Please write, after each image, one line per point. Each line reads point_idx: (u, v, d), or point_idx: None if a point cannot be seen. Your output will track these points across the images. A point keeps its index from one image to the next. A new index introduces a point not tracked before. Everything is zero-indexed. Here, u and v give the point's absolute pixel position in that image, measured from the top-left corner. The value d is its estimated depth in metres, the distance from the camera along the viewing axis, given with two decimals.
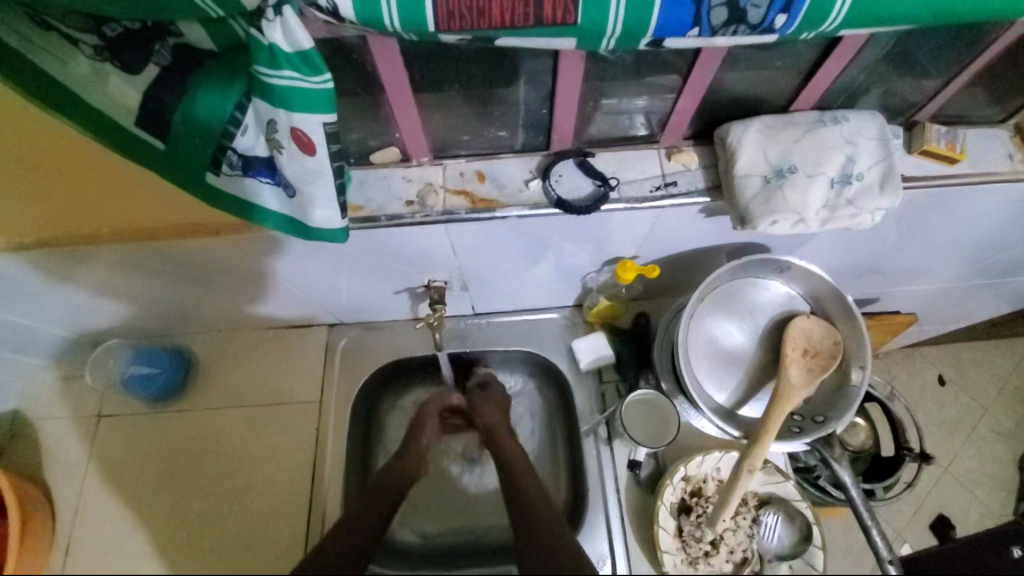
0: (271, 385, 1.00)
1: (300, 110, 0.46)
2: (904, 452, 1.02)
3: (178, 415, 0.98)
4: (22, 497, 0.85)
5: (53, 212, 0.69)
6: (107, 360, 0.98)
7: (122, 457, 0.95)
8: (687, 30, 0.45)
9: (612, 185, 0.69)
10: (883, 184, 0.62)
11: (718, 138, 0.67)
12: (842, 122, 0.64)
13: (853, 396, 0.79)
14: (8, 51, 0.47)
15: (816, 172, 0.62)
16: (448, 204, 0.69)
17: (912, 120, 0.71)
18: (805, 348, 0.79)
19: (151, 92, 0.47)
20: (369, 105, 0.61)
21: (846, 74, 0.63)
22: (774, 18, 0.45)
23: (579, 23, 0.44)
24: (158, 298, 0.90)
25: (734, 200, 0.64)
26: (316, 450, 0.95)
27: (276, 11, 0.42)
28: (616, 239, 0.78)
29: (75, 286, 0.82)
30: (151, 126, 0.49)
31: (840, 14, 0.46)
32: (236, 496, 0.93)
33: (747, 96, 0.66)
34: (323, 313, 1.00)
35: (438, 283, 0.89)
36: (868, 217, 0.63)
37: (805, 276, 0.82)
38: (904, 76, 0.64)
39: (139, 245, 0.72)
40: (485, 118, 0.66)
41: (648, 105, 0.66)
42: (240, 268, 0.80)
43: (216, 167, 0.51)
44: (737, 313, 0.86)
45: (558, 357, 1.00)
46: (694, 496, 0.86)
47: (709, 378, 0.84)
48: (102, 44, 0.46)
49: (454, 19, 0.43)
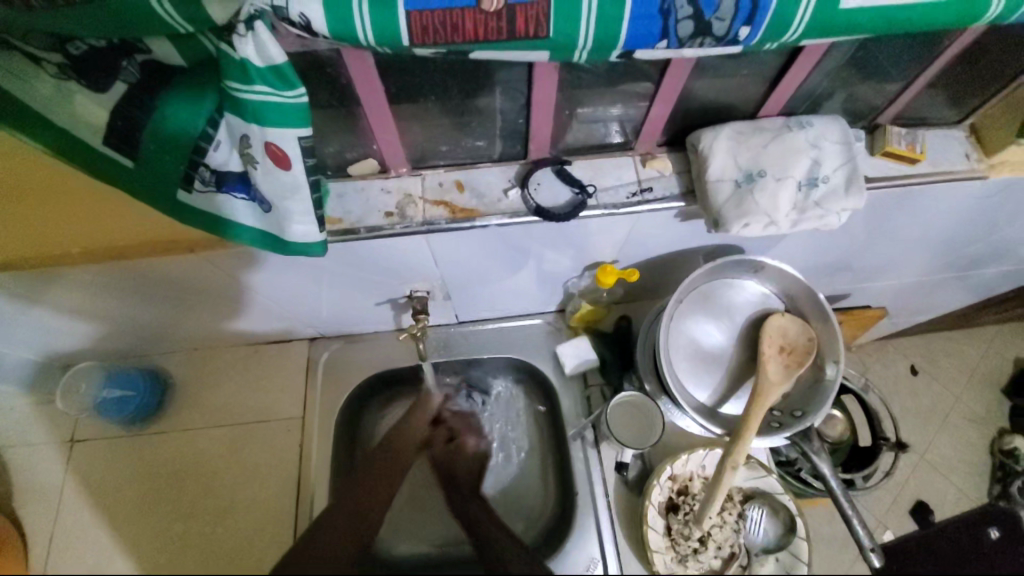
0: (251, 403, 0.99)
1: (273, 125, 0.45)
2: (881, 443, 1.06)
3: (159, 435, 0.97)
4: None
5: (20, 235, 0.67)
6: (80, 385, 0.95)
7: (98, 482, 0.92)
8: (656, 42, 0.46)
9: (590, 193, 0.70)
10: (848, 185, 0.64)
11: (690, 145, 0.69)
12: (807, 126, 0.66)
13: (828, 391, 0.81)
14: None
15: (784, 176, 0.64)
16: (428, 215, 0.69)
17: (873, 123, 0.74)
18: (781, 345, 0.81)
19: (119, 110, 0.46)
20: (346, 119, 0.61)
21: (810, 81, 0.65)
22: (738, 30, 0.46)
23: (551, 36, 0.44)
24: (135, 319, 0.88)
25: (709, 204, 0.66)
26: (300, 465, 0.94)
27: (248, 26, 0.41)
28: (596, 245, 0.79)
29: (46, 307, 0.79)
30: (120, 145, 0.48)
31: (801, 25, 0.47)
32: (217, 520, 0.91)
33: (718, 103, 0.68)
34: (305, 327, 0.99)
35: (420, 293, 0.89)
36: (834, 218, 0.65)
37: (778, 276, 0.84)
38: (864, 81, 0.67)
39: (109, 264, 0.69)
40: (463, 128, 0.67)
41: (622, 113, 0.68)
42: (221, 285, 0.80)
43: (187, 184, 0.50)
44: (715, 313, 0.87)
45: (543, 362, 1.01)
46: (681, 495, 0.88)
47: (690, 378, 0.86)
48: (67, 63, 0.45)
49: (428, 33, 0.43)
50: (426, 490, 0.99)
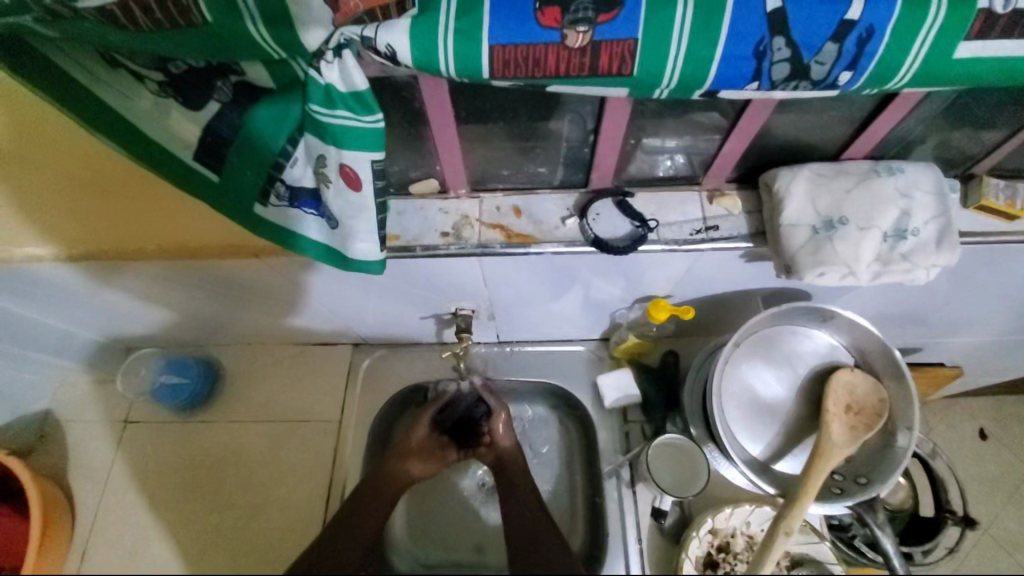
0: (292, 402, 1.01)
1: (350, 148, 0.46)
2: (946, 515, 0.96)
3: (202, 424, 1.00)
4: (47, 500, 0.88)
5: (101, 228, 0.72)
6: (139, 368, 1.02)
7: (146, 463, 0.98)
8: (745, 83, 0.44)
9: (651, 227, 0.67)
10: (940, 241, 0.59)
11: (763, 184, 0.65)
12: (898, 174, 0.61)
13: (898, 459, 0.74)
14: (77, 88, 0.48)
15: (868, 226, 0.60)
16: (483, 237, 0.68)
17: (969, 172, 0.68)
18: (848, 403, 0.76)
19: (209, 126, 0.48)
20: (414, 139, 0.62)
21: (903, 125, 0.61)
22: (838, 74, 0.43)
23: (634, 74, 0.43)
24: (197, 312, 0.93)
25: (780, 249, 0.62)
26: (333, 467, 0.96)
27: (336, 53, 0.43)
28: (649, 278, 0.76)
29: (113, 290, 0.84)
30: (208, 160, 0.50)
31: (908, 72, 0.44)
32: (251, 514, 0.93)
33: (796, 142, 0.64)
34: (350, 333, 1.01)
35: (465, 311, 0.89)
36: (922, 274, 0.60)
37: (849, 327, 0.78)
38: (961, 129, 0.62)
39: (179, 262, 0.74)
40: (526, 154, 0.66)
41: (691, 146, 0.65)
42: (276, 289, 0.82)
43: (264, 198, 0.52)
44: (774, 361, 0.82)
45: (582, 392, 0.98)
46: (721, 552, 0.83)
47: (743, 428, 0.81)
48: (167, 81, 0.47)
49: (509, 67, 0.43)
50: (451, 509, 0.96)
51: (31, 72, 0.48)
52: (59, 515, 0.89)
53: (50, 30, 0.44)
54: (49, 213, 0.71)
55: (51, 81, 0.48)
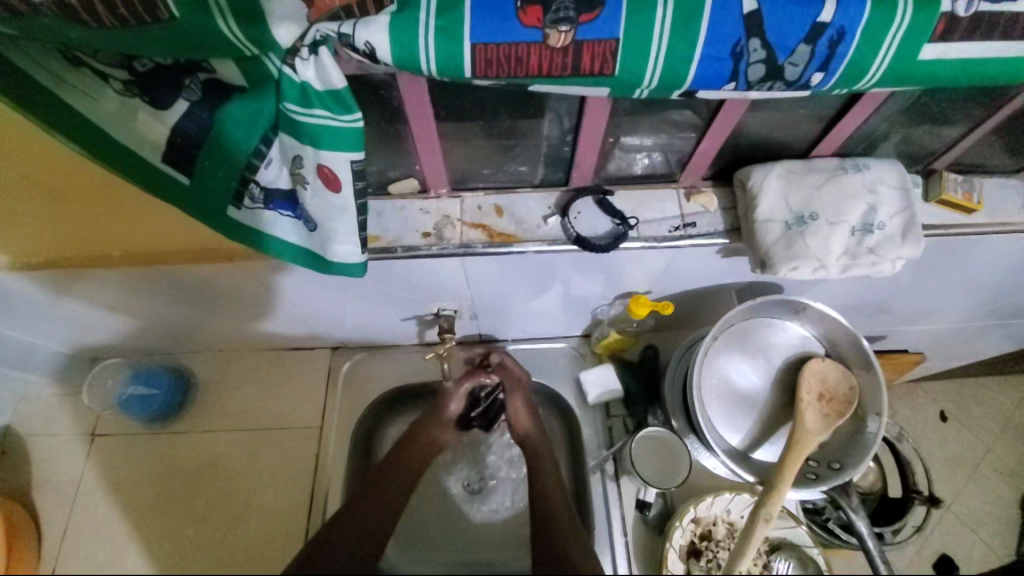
0: (271, 408, 0.99)
1: (327, 148, 0.45)
2: (912, 494, 1.00)
3: (176, 435, 0.97)
4: (10, 519, 0.84)
5: (65, 235, 0.69)
6: (107, 380, 0.98)
7: (117, 477, 0.94)
8: (723, 84, 0.45)
9: (632, 224, 0.68)
10: (903, 234, 0.62)
11: (738, 181, 0.67)
12: (863, 170, 0.64)
13: (869, 444, 0.77)
14: (35, 89, 0.46)
15: (837, 220, 0.62)
16: (466, 237, 0.68)
17: (929, 168, 0.71)
18: (820, 391, 0.78)
19: (179, 127, 0.47)
20: (393, 139, 0.61)
21: (868, 123, 0.63)
22: (810, 76, 0.45)
23: (616, 74, 0.44)
24: (167, 318, 0.89)
25: (756, 244, 0.63)
26: (315, 475, 0.94)
27: (311, 50, 0.42)
28: (630, 274, 0.77)
29: (76, 298, 0.80)
30: (178, 162, 0.48)
31: (876, 73, 0.45)
32: (229, 525, 0.91)
33: (769, 140, 0.66)
34: (329, 336, 0.99)
35: (448, 311, 0.88)
36: (888, 266, 0.62)
37: (820, 318, 0.81)
38: (922, 128, 0.65)
39: (147, 268, 0.71)
40: (507, 153, 0.66)
41: (669, 144, 0.66)
42: (251, 292, 0.80)
43: (237, 201, 0.50)
44: (751, 352, 0.85)
45: (565, 388, 0.99)
46: (704, 539, 0.85)
47: (722, 419, 0.83)
48: (133, 80, 0.45)
49: (491, 66, 0.43)
50: (436, 510, 0.96)
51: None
52: (25, 533, 0.86)
53: (6, 27, 0.42)
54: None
55: (4, 79, 0.46)
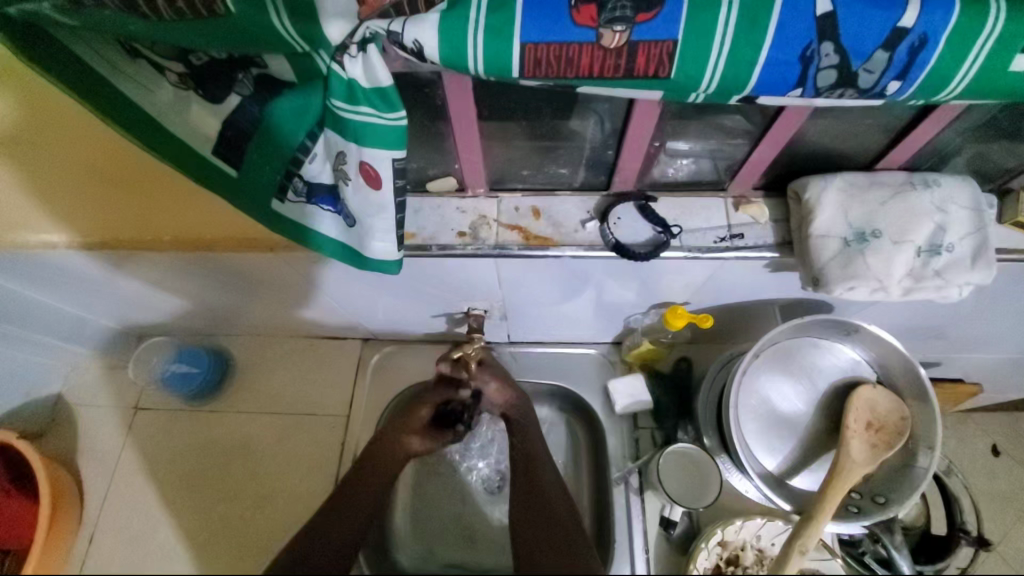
0: (301, 395, 1.01)
1: (370, 146, 0.45)
2: (958, 534, 0.92)
3: (211, 414, 1.01)
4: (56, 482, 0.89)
5: (112, 219, 0.72)
6: (152, 357, 1.04)
7: (154, 450, 0.99)
8: (788, 90, 0.42)
9: (674, 233, 0.65)
10: (975, 258, 0.57)
11: (792, 193, 0.63)
12: (934, 186, 0.59)
13: (918, 479, 0.72)
14: (97, 80, 0.48)
15: (901, 239, 0.57)
16: (501, 238, 0.67)
17: (1005, 187, 0.65)
18: (868, 420, 0.74)
19: (230, 120, 0.47)
20: (435, 137, 0.61)
21: (942, 137, 0.58)
22: (887, 84, 0.41)
23: (672, 77, 0.41)
24: (207, 301, 0.92)
25: (808, 260, 0.60)
26: (339, 464, 0.95)
27: (360, 47, 0.42)
28: (667, 283, 0.74)
29: (125, 279, 0.84)
30: (227, 155, 0.49)
31: (963, 83, 0.41)
32: (255, 506, 0.94)
33: (828, 150, 0.62)
34: (360, 327, 1.01)
35: (478, 311, 0.87)
36: (955, 292, 0.57)
37: (873, 342, 0.75)
38: (1002, 143, 0.59)
39: (190, 253, 0.73)
40: (548, 155, 0.65)
41: (718, 151, 0.63)
42: (286, 281, 0.82)
43: (281, 194, 0.51)
44: (794, 373, 0.80)
45: (592, 396, 0.97)
46: (730, 565, 0.81)
47: (759, 441, 0.79)
48: (188, 73, 0.46)
49: (540, 66, 0.41)
50: (454, 509, 0.95)
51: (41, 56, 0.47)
52: (68, 500, 0.91)
53: (69, 19, 0.44)
54: (58, 200, 0.71)
55: (64, 68, 0.47)
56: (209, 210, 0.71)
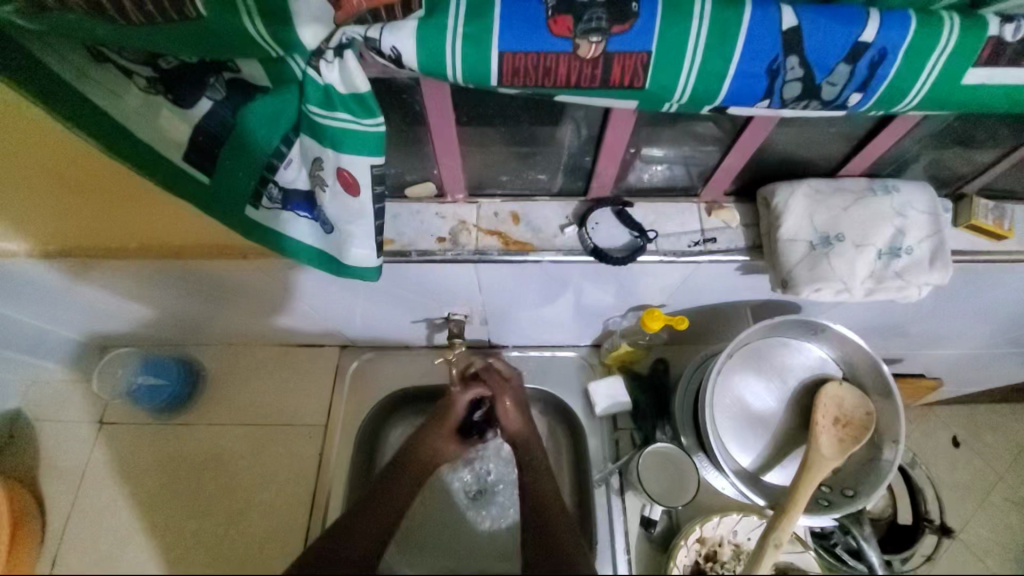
0: (277, 405, 0.99)
1: (348, 151, 0.44)
2: (923, 524, 0.96)
3: (181, 427, 0.98)
4: None
5: (79, 225, 0.70)
6: (116, 369, 1.01)
7: (121, 466, 0.95)
8: (757, 100, 0.44)
9: (650, 238, 0.67)
10: (932, 259, 0.60)
11: (762, 198, 0.65)
12: (893, 192, 0.62)
13: (885, 472, 0.74)
14: (65, 87, 0.46)
15: (863, 243, 0.60)
16: (481, 244, 0.67)
17: (959, 192, 0.69)
18: (836, 415, 0.77)
19: (201, 126, 0.46)
20: (413, 143, 0.61)
21: (898, 145, 0.61)
22: (848, 96, 0.44)
23: (646, 87, 0.43)
24: (177, 310, 0.89)
25: (778, 263, 0.62)
26: (318, 474, 0.93)
27: (337, 53, 0.41)
28: (644, 286, 0.76)
29: (86, 289, 0.81)
30: (200, 162, 0.48)
31: (916, 96, 0.44)
32: (228, 523, 0.90)
33: (795, 157, 0.64)
34: (338, 335, 0.99)
35: (458, 317, 0.87)
36: (914, 291, 0.61)
37: (840, 340, 0.79)
38: (952, 152, 0.63)
39: (165, 262, 0.72)
40: (526, 161, 0.65)
41: (691, 159, 0.65)
42: (261, 289, 0.80)
43: (256, 200, 0.50)
44: (766, 372, 0.83)
45: (572, 399, 0.98)
46: (708, 561, 0.83)
47: (735, 439, 0.81)
48: (157, 77, 0.45)
49: (518, 75, 0.42)
50: (435, 516, 0.95)
51: (4, 63, 0.45)
52: None
53: (34, 23, 0.42)
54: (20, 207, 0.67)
55: (31, 76, 0.46)
56: (186, 226, 0.69)
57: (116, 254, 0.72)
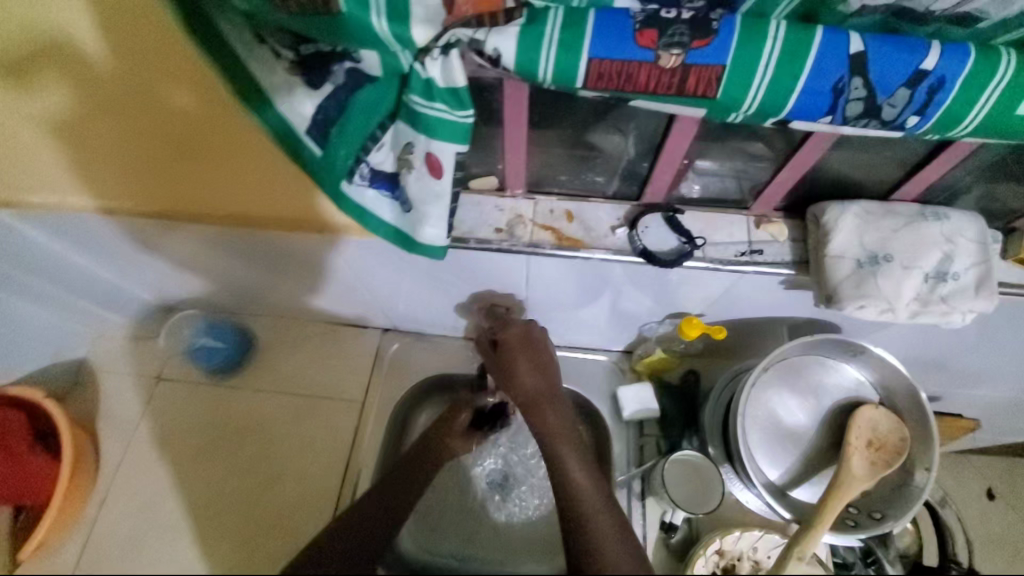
0: (319, 378, 1.06)
1: (440, 138, 0.50)
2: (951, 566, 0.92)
3: (230, 388, 1.05)
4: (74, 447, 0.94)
5: (174, 189, 0.79)
6: (182, 329, 1.07)
7: (169, 419, 1.03)
8: (821, 116, 0.47)
9: (698, 244, 0.70)
10: (979, 286, 0.61)
11: (811, 216, 0.68)
12: (944, 219, 0.63)
13: (914, 497, 0.75)
14: (231, 54, 0.52)
15: (911, 264, 0.62)
16: (535, 237, 0.72)
17: (1010, 225, 0.69)
18: (869, 439, 0.77)
19: (322, 106, 0.52)
20: (484, 138, 0.66)
21: (951, 173, 0.63)
22: (907, 117, 0.46)
23: (717, 97, 0.46)
24: (239, 278, 0.96)
25: (823, 278, 0.64)
26: (352, 446, 1.00)
27: (443, 51, 0.47)
28: (684, 293, 0.79)
29: (166, 253, 0.90)
30: (315, 135, 0.53)
31: (972, 122, 0.46)
32: (268, 484, 0.97)
33: (846, 179, 0.67)
34: (382, 317, 1.05)
35: (500, 307, 0.90)
36: (958, 317, 0.62)
37: (878, 364, 0.79)
38: (1005, 187, 0.64)
39: (241, 229, 0.82)
40: (586, 163, 0.70)
41: (743, 174, 0.69)
42: (324, 264, 0.86)
43: (348, 176, 0.54)
44: (800, 390, 0.84)
45: (600, 401, 1.00)
46: (727, 573, 0.84)
47: (764, 453, 0.82)
48: (298, 61, 0.51)
49: (601, 79, 0.47)
50: (458, 498, 0.99)
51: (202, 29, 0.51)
52: (85, 463, 0.96)
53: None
54: (131, 176, 0.77)
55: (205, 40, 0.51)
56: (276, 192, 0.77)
57: (207, 215, 0.81)
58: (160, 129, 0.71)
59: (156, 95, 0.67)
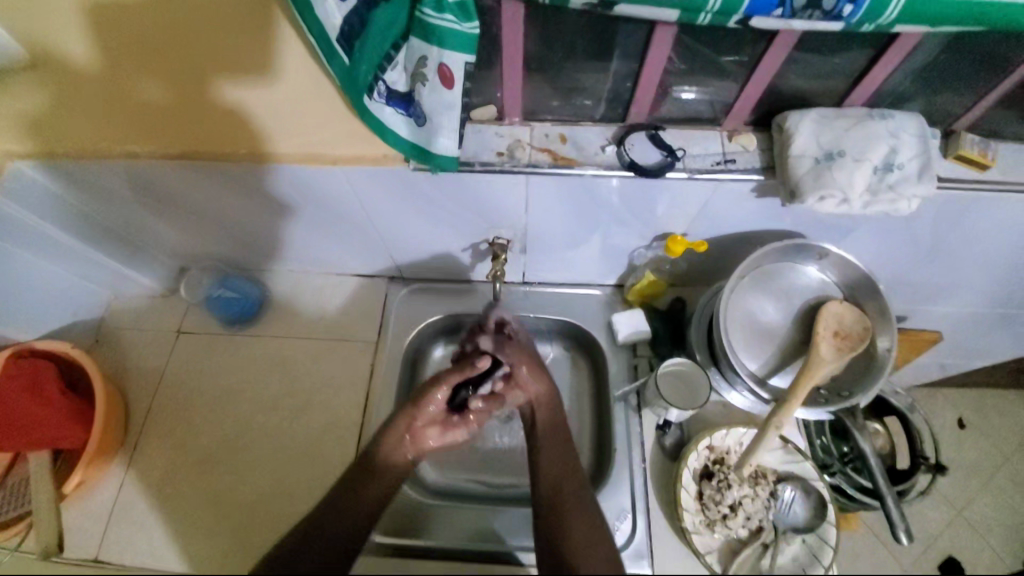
0: (331, 323, 1.13)
1: (450, 47, 0.57)
2: (919, 461, 1.08)
3: (248, 337, 1.12)
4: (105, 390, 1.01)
5: (193, 133, 0.81)
6: (201, 280, 1.13)
7: (189, 366, 1.10)
8: (773, 8, 0.55)
9: (678, 156, 0.78)
10: (920, 174, 0.71)
11: (776, 125, 0.76)
12: (888, 117, 0.72)
13: (875, 373, 0.86)
14: None
15: (862, 158, 0.71)
16: (533, 158, 0.79)
17: (949, 129, 0.79)
18: (835, 329, 0.86)
19: (348, 18, 0.60)
20: (482, 66, 0.73)
21: (894, 77, 0.72)
22: (843, 6, 0.55)
23: None
24: (252, 229, 1.02)
25: (788, 176, 0.73)
26: (368, 382, 1.07)
27: None
28: (669, 213, 0.87)
29: (181, 206, 0.95)
30: (344, 44, 0.62)
31: (896, 8, 0.55)
32: (294, 416, 1.05)
33: (805, 91, 0.75)
34: (389, 263, 1.12)
35: (502, 241, 0.98)
36: (905, 203, 0.71)
37: (840, 264, 0.89)
38: (941, 91, 0.73)
39: (265, 159, 0.81)
40: (574, 89, 0.77)
41: (715, 93, 0.77)
42: (336, 208, 0.93)
43: (369, 92, 0.63)
44: (774, 293, 0.93)
45: (596, 329, 1.09)
46: (717, 464, 0.93)
47: (744, 352, 0.92)
48: None
49: None
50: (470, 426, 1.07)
51: None
52: (116, 406, 1.03)
53: None
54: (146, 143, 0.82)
55: None
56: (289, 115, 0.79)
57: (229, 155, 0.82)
58: (155, 109, 0.81)
59: (135, 85, 0.80)
